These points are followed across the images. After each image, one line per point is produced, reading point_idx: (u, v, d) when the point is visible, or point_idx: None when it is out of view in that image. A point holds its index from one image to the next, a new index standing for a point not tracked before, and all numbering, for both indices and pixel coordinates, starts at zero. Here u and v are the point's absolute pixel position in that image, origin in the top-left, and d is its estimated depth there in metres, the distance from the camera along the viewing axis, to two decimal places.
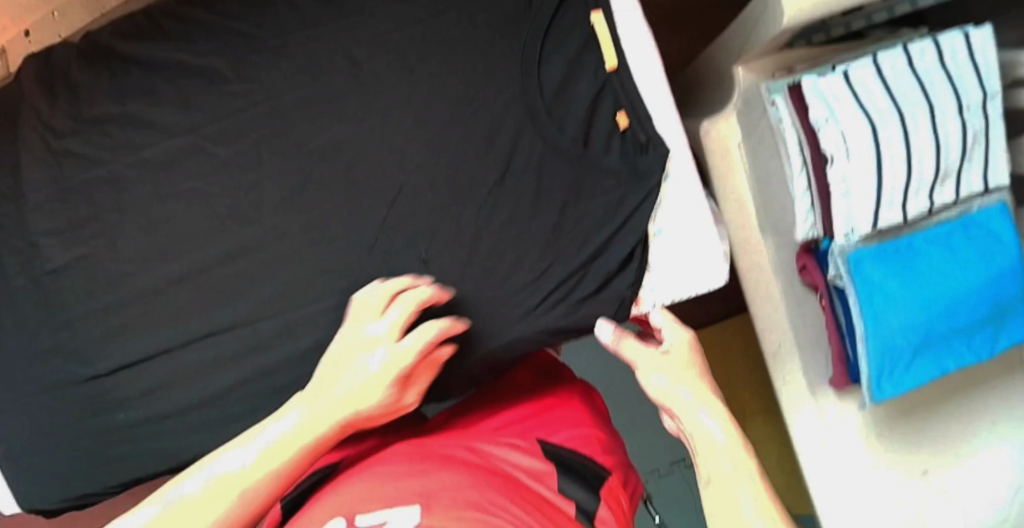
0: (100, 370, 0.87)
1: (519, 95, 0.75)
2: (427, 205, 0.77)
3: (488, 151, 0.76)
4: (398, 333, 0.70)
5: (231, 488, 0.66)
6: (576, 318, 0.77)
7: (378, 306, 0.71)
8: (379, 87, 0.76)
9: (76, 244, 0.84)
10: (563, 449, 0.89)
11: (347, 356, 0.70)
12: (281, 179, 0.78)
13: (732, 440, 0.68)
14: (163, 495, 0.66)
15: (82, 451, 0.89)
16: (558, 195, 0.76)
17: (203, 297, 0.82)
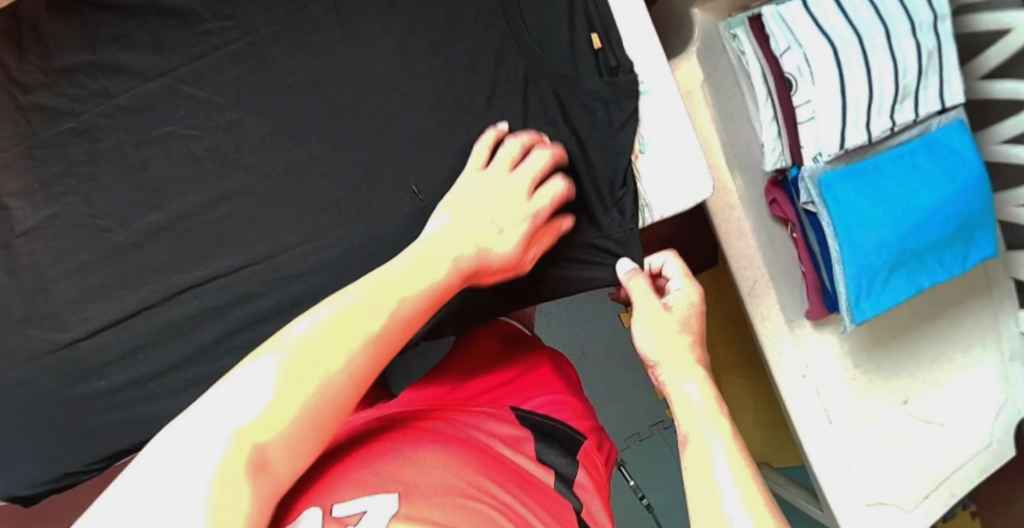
0: (77, 335, 0.82)
1: (497, 19, 0.78)
2: (412, 133, 0.77)
3: (469, 76, 0.77)
4: (524, 188, 0.72)
5: (354, 330, 0.61)
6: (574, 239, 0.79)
7: (497, 163, 0.73)
8: (358, 17, 0.77)
9: (48, 202, 0.81)
10: (539, 416, 0.93)
11: (471, 205, 0.71)
12: (263, 116, 0.78)
13: (708, 403, 0.67)
14: (251, 369, 0.57)
15: (56, 429, 0.83)
16: (544, 116, 0.78)
17: (185, 247, 0.80)
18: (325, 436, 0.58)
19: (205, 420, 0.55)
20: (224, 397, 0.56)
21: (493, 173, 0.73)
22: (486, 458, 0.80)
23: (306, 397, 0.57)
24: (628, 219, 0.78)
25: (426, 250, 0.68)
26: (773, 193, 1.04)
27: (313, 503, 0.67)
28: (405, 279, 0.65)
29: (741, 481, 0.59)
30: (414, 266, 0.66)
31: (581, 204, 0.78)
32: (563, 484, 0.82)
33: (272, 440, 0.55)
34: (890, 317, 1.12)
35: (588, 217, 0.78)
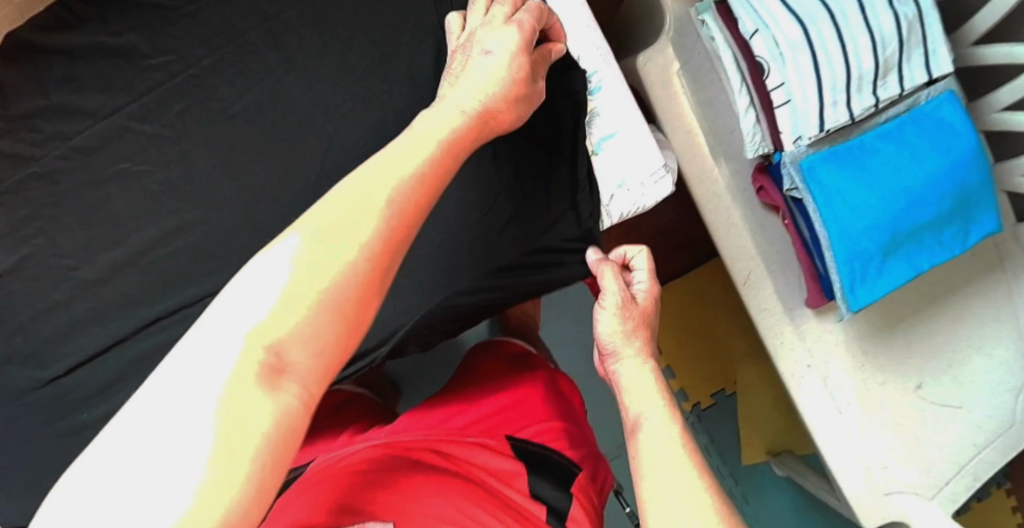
0: (57, 372, 0.83)
1: (434, 25, 0.77)
2: (360, 150, 0.76)
3: (413, 89, 0.76)
4: (499, 23, 0.65)
5: (374, 201, 0.52)
6: (534, 249, 0.78)
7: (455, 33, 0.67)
8: (295, 39, 0.78)
9: (17, 246, 0.82)
10: (535, 448, 0.94)
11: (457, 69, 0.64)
12: (210, 147, 0.78)
13: (659, 393, 0.68)
14: (262, 266, 0.49)
15: (40, 467, 0.82)
16: None
17: (148, 280, 0.80)
18: (349, 338, 0.51)
19: (210, 335, 0.48)
20: (234, 301, 0.49)
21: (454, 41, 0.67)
22: (480, 499, 0.82)
23: (332, 283, 0.49)
24: (586, 219, 0.78)
25: (436, 119, 0.59)
26: (761, 181, 0.99)
27: None
28: (417, 143, 0.56)
29: (692, 486, 0.62)
30: (424, 126, 0.58)
31: (539, 212, 0.78)
32: (554, 519, 0.84)
33: (288, 345, 0.48)
34: (893, 300, 1.07)
35: (546, 226, 0.78)
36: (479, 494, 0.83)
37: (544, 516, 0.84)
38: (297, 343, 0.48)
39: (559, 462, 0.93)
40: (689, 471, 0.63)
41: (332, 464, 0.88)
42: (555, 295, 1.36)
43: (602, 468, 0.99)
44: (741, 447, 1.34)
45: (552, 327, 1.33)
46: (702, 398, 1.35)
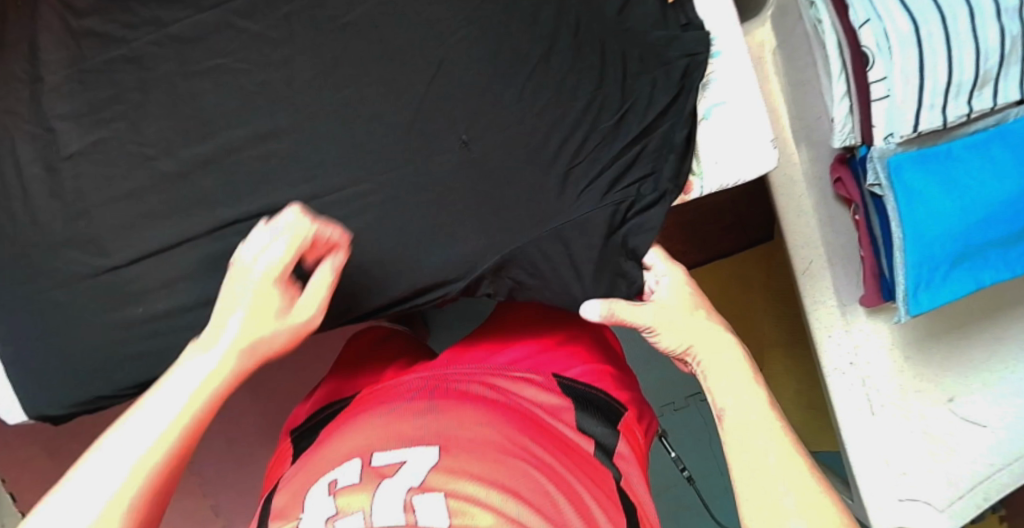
0: (118, 261, 0.82)
1: None
2: (466, 83, 0.75)
3: (532, 26, 0.74)
4: (272, 266, 0.67)
5: (199, 395, 0.64)
6: (617, 202, 0.75)
7: (268, 242, 0.67)
8: None
9: (96, 128, 0.81)
10: (581, 387, 0.95)
11: (264, 276, 0.67)
12: (314, 54, 0.76)
13: (742, 370, 0.76)
14: (149, 412, 0.62)
15: (98, 347, 0.85)
16: (610, 70, 0.74)
17: (231, 182, 0.79)
18: (163, 498, 0.62)
19: (120, 444, 0.60)
20: (81, 481, 0.58)
21: (263, 247, 0.67)
22: (528, 429, 0.85)
23: (156, 464, 0.61)
24: (672, 179, 0.75)
25: (259, 302, 0.67)
26: (837, 172, 0.98)
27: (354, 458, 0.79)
28: (247, 326, 0.67)
29: (787, 462, 0.69)
30: (252, 313, 0.67)
31: (637, 167, 0.76)
32: (602, 453, 0.87)
33: (157, 476, 0.61)
34: (943, 312, 1.06)
35: (630, 180, 0.76)
36: (528, 423, 0.86)
37: (592, 451, 0.87)
38: (158, 476, 0.61)
39: (606, 400, 0.95)
40: (780, 440, 0.70)
41: (386, 397, 0.93)
42: None
43: (647, 411, 1.01)
44: None
45: None
46: None
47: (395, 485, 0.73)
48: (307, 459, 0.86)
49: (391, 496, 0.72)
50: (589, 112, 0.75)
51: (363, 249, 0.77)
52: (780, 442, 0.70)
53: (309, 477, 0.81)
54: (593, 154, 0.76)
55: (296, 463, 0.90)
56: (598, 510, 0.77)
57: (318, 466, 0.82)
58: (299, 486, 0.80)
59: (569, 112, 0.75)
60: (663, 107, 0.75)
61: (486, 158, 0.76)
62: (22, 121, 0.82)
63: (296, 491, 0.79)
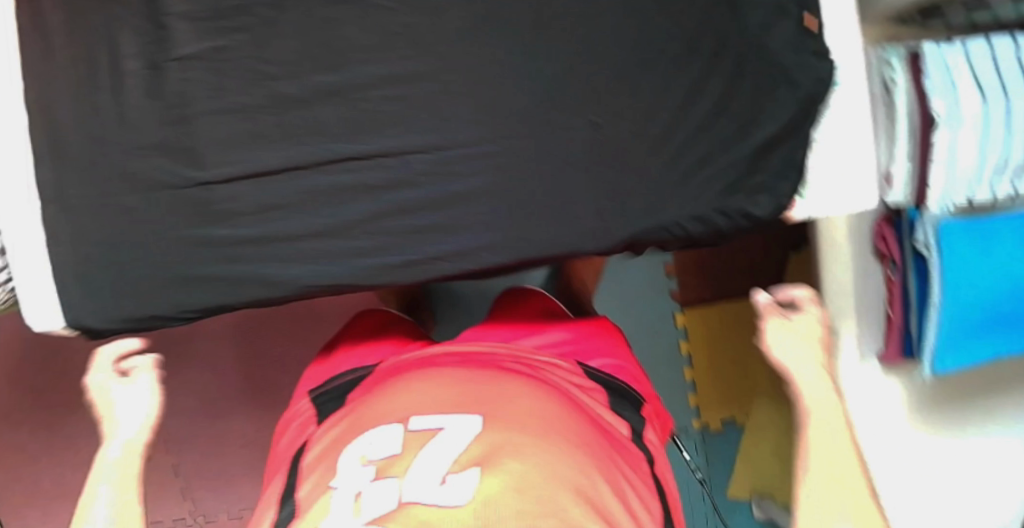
0: (213, 176, 0.78)
1: None
2: (607, 67, 0.76)
3: (680, 28, 0.77)
4: (123, 382, 0.72)
5: (125, 481, 0.67)
6: (726, 206, 0.77)
7: (100, 369, 0.72)
8: None
9: (215, 36, 0.76)
10: (607, 377, 0.96)
11: (111, 390, 0.72)
12: (466, 9, 0.75)
13: (828, 389, 0.66)
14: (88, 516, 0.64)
15: (164, 261, 0.80)
16: (747, 84, 0.78)
17: (353, 117, 0.76)
18: None
19: None
20: None
21: (100, 372, 0.72)
22: (568, 405, 0.84)
23: None
24: (780, 195, 0.78)
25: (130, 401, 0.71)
26: (880, 229, 1.03)
27: (393, 423, 0.79)
28: (121, 423, 0.70)
29: (850, 483, 0.61)
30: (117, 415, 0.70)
31: (750, 176, 0.78)
32: (636, 438, 0.88)
33: None
34: (965, 379, 1.08)
35: (743, 189, 0.78)
36: (567, 400, 0.85)
37: (626, 434, 0.88)
38: None
39: (629, 392, 0.96)
40: (848, 462, 0.62)
41: (422, 363, 0.92)
42: (620, 267, 1.25)
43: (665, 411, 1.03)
44: (731, 478, 1.25)
45: (613, 286, 1.25)
46: (713, 421, 1.27)
47: (433, 456, 0.75)
48: (344, 420, 0.86)
49: (430, 469, 0.74)
50: (715, 121, 0.77)
51: (476, 208, 0.77)
52: (848, 464, 0.62)
53: (351, 435, 0.81)
54: (709, 159, 0.77)
55: (327, 421, 0.90)
56: (635, 495, 0.78)
57: (355, 426, 0.83)
58: (340, 446, 0.81)
59: (694, 115, 0.77)
60: (779, 126, 0.78)
61: (613, 142, 0.77)
62: (136, 15, 0.78)
63: (334, 453, 0.81)
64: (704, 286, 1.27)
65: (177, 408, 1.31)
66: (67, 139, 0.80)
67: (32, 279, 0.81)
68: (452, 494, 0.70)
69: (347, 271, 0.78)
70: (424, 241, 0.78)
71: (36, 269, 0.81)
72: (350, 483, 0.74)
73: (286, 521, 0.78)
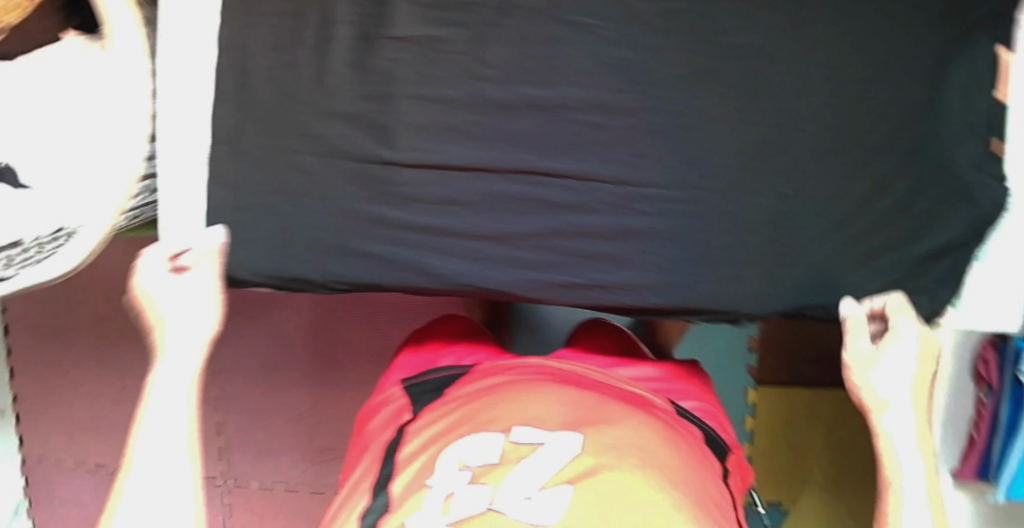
0: (401, 159, 0.78)
1: (931, 79, 0.76)
2: (808, 143, 0.77)
3: (886, 122, 0.76)
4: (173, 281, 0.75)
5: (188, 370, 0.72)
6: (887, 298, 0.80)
7: (154, 266, 0.74)
8: (815, 12, 0.74)
9: (432, 23, 0.75)
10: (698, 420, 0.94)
11: (168, 287, 0.74)
12: (688, 56, 0.75)
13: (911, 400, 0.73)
14: (159, 410, 0.70)
15: (327, 230, 0.80)
16: (932, 190, 0.78)
17: (553, 135, 0.77)
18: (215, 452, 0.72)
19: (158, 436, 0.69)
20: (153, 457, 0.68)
21: (153, 269, 0.74)
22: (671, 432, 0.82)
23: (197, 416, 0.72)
24: (936, 302, 0.80)
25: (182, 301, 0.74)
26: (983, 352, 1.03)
27: (497, 430, 0.77)
28: (185, 326, 0.73)
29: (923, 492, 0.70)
30: (177, 314, 0.74)
31: (915, 277, 0.80)
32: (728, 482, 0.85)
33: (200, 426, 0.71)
34: None
35: (906, 287, 0.80)
36: (670, 427, 0.83)
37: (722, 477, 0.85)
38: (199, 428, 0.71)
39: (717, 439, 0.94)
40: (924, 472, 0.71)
41: (522, 371, 0.90)
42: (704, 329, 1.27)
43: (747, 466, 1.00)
44: None
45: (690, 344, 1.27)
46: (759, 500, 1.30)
47: (532, 471, 0.72)
48: (443, 420, 0.84)
49: (525, 481, 0.72)
50: (894, 221, 0.78)
51: (647, 249, 0.79)
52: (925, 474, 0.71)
53: (467, 423, 0.80)
54: (878, 252, 0.79)
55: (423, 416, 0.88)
56: None
57: (456, 428, 0.80)
58: (454, 431, 0.80)
59: (877, 208, 0.78)
60: (951, 237, 0.79)
61: (794, 216, 0.78)
62: None
63: (443, 440, 0.80)
64: (779, 367, 1.28)
65: None
66: (256, 89, 0.78)
67: (188, 216, 0.81)
68: (543, 512, 0.68)
69: (506, 279, 0.80)
70: (592, 268, 0.80)
71: (194, 207, 0.81)
72: (446, 484, 0.73)
73: (378, 513, 0.75)
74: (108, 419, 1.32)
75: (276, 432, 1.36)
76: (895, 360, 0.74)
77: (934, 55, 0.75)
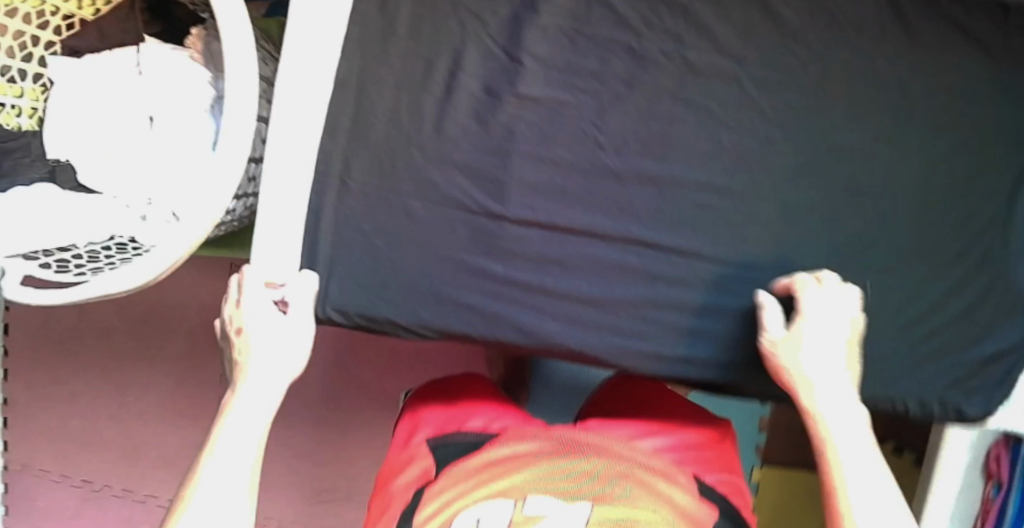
0: (508, 213, 0.78)
1: (1004, 198, 0.83)
2: (891, 243, 0.82)
3: (961, 231, 0.82)
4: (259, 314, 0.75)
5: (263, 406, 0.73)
6: (946, 394, 0.85)
7: (256, 294, 0.75)
8: (911, 124, 0.80)
9: (560, 87, 0.78)
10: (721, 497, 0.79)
11: (266, 316, 0.75)
12: (795, 150, 0.79)
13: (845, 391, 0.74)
14: (226, 444, 0.70)
15: (422, 275, 0.79)
16: (996, 300, 0.84)
17: (661, 208, 0.79)
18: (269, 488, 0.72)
19: (219, 468, 0.69)
20: (212, 487, 0.68)
21: (256, 297, 0.75)
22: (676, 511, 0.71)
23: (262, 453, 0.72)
24: (991, 402, 0.86)
25: (268, 338, 0.74)
26: (996, 449, 1.08)
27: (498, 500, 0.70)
28: (272, 364, 0.73)
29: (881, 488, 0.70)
30: (267, 348, 0.74)
31: (974, 377, 0.85)
32: None
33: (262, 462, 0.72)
34: None
35: (964, 387, 0.85)
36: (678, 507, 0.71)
37: None
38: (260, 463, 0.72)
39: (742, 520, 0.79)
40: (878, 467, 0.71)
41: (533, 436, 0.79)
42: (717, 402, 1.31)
43: None
44: None
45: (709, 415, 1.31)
46: None
47: None
48: (446, 478, 0.76)
49: None
50: (955, 325, 0.84)
51: (736, 330, 0.80)
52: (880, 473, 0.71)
53: (493, 482, 0.73)
54: (943, 351, 0.84)
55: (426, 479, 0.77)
56: None
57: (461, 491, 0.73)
58: (477, 488, 0.72)
59: (947, 310, 0.83)
60: (1007, 344, 0.85)
61: (874, 310, 0.82)
62: (490, 39, 0.77)
63: (465, 496, 0.72)
64: (785, 449, 1.33)
65: None
66: (371, 128, 0.78)
67: (283, 247, 0.78)
68: None
69: (596, 342, 0.80)
70: (681, 342, 0.80)
71: (290, 239, 0.78)
72: None
73: None
74: (104, 434, 1.29)
75: (278, 466, 1.34)
76: (818, 345, 0.74)
77: (1010, 177, 0.82)
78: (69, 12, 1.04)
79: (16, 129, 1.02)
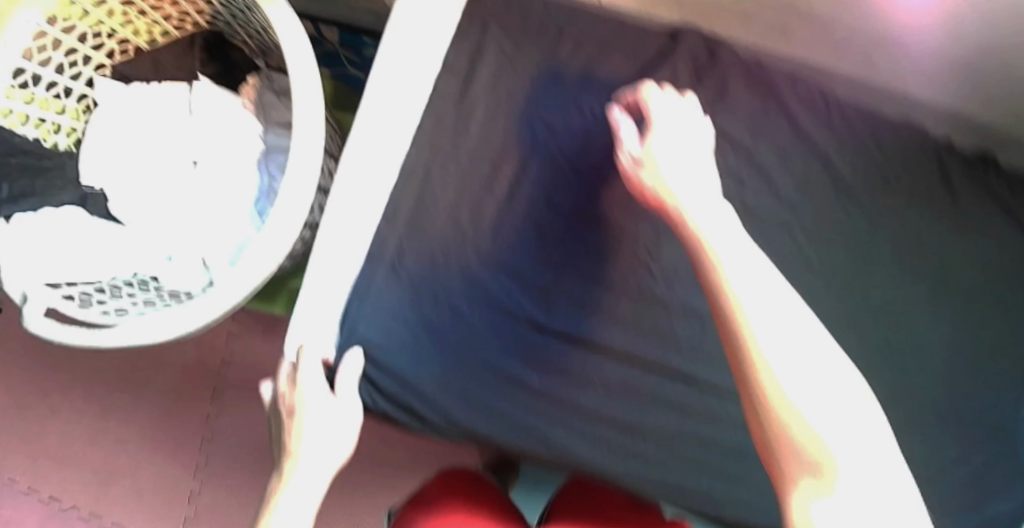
0: (551, 322, 0.78)
1: None
2: (925, 402, 0.80)
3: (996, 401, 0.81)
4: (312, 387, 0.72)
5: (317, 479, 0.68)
6: None
7: (312, 369, 0.72)
8: (948, 290, 0.83)
9: (619, 209, 0.80)
10: None
11: (320, 394, 0.72)
12: (836, 302, 0.81)
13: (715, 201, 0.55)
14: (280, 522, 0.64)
15: (457, 374, 0.78)
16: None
17: (702, 342, 0.78)
18: None
19: None
20: None
21: (310, 373, 0.72)
22: None
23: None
24: None
25: (324, 413, 0.71)
26: None
27: None
28: (327, 446, 0.69)
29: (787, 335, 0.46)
30: (322, 425, 0.70)
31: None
32: None
33: None
34: None
35: None
36: None
37: None
38: None
39: None
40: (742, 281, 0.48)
41: None
42: None
43: None
44: None
45: None
46: None
47: None
48: None
49: None
50: (990, 500, 0.79)
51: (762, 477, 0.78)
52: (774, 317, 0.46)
53: None
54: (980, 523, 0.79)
55: None
56: None
57: None
58: None
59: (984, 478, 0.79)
60: None
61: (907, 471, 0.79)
62: (559, 153, 0.81)
63: None
64: None
65: (228, 433, 1.23)
66: (431, 222, 0.80)
67: (320, 328, 0.75)
68: None
69: (620, 469, 0.77)
70: (705, 480, 0.77)
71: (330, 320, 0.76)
72: None
73: None
74: (78, 454, 1.24)
75: None
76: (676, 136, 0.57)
77: None
78: (125, 37, 1.00)
79: (52, 147, 0.98)
